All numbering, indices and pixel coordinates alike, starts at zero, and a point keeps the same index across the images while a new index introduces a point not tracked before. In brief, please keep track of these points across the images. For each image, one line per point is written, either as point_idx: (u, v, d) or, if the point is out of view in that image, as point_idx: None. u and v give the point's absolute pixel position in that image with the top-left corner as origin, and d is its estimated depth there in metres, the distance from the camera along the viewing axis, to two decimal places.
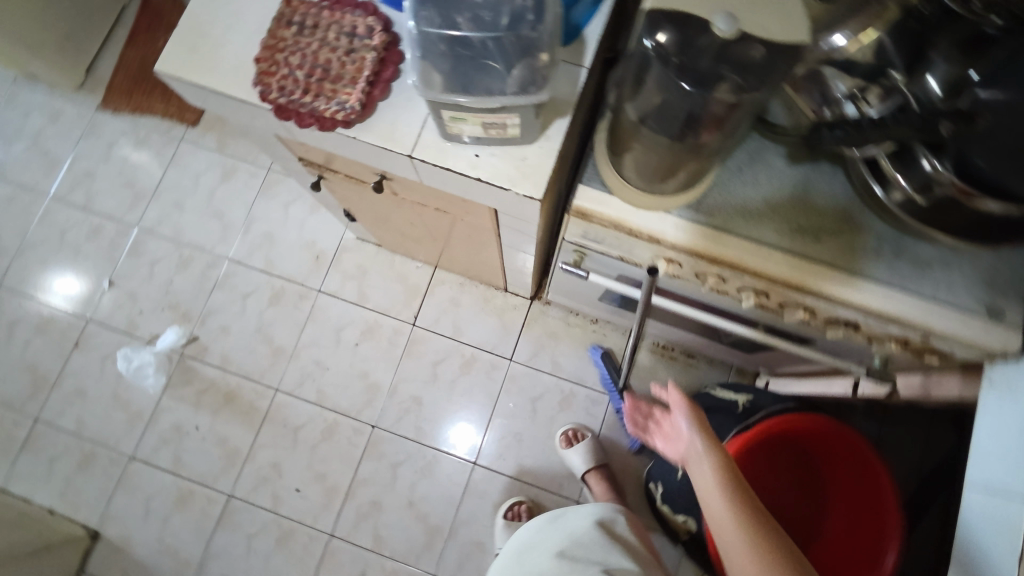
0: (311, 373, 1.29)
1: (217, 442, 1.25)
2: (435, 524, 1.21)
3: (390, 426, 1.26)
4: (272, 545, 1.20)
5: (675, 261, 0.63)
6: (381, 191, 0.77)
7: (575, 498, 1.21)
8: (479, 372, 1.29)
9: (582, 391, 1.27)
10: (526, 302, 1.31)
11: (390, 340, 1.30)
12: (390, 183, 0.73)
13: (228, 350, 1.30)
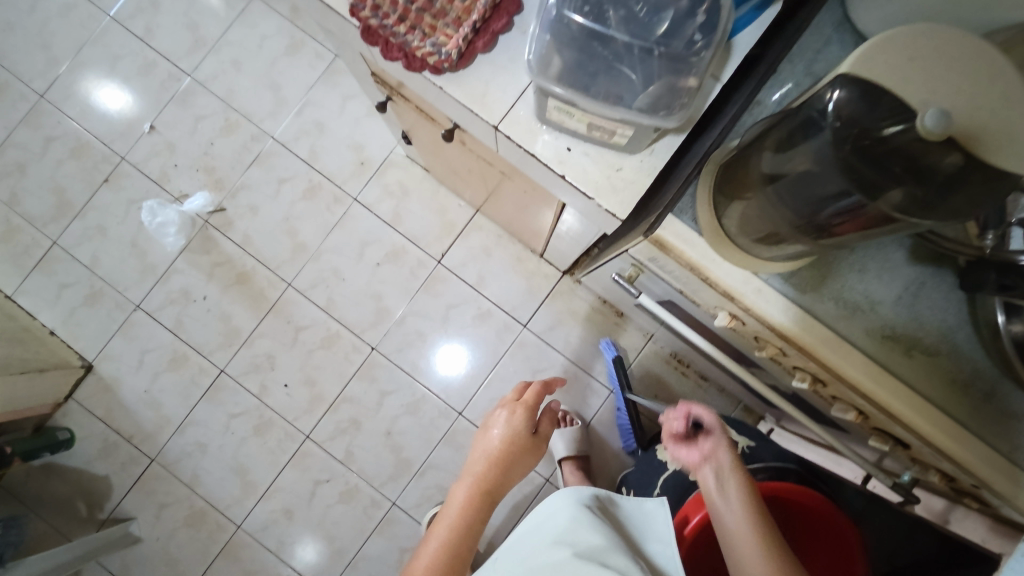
0: (326, 278, 1.26)
1: (220, 317, 1.25)
2: (406, 458, 1.23)
3: (389, 354, 1.25)
4: (249, 430, 1.23)
5: (741, 319, 0.57)
6: (448, 137, 0.70)
7: (546, 476, 1.22)
8: (491, 328, 1.25)
9: (584, 378, 1.24)
10: (558, 273, 1.26)
11: (411, 269, 1.26)
12: (462, 134, 0.66)
13: (252, 230, 1.27)
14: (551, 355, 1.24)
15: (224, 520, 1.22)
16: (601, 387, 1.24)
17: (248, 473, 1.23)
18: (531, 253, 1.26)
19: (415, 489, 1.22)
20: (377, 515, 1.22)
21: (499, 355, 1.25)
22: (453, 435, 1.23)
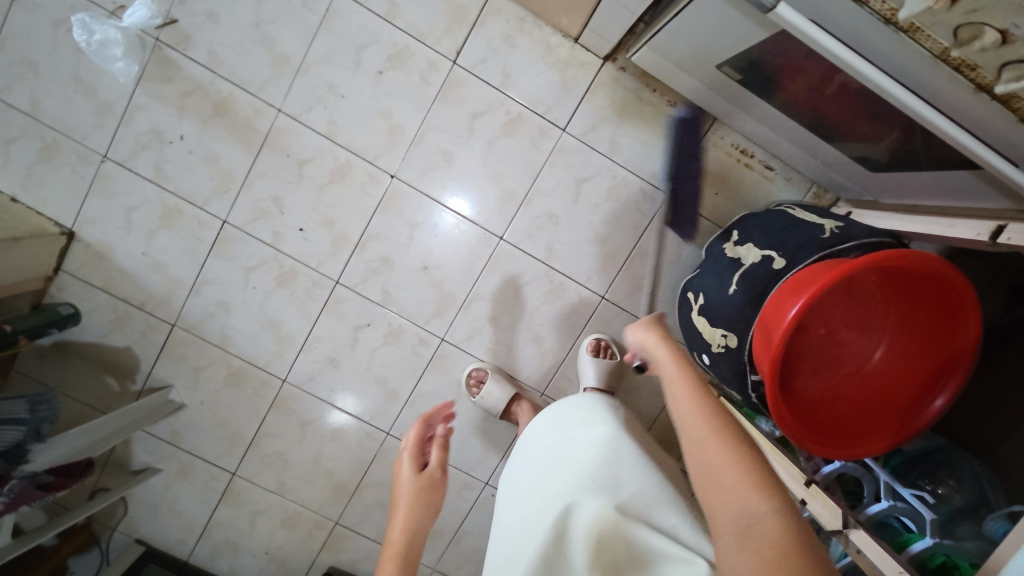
0: (322, 97, 1.05)
1: (207, 159, 1.07)
2: (449, 292, 1.14)
3: (412, 181, 1.09)
4: (272, 282, 1.12)
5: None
6: None
7: (601, 293, 1.15)
8: (524, 137, 1.08)
9: (635, 183, 1.10)
10: (597, 61, 1.05)
11: (422, 75, 1.05)
12: None
13: (217, 45, 1.02)
14: (596, 160, 1.09)
15: (267, 376, 1.16)
16: (655, 190, 1.11)
17: (281, 327, 1.14)
18: (564, 39, 1.04)
19: (463, 322, 1.15)
20: (427, 352, 1.16)
21: (537, 168, 1.09)
22: (496, 262, 1.12)
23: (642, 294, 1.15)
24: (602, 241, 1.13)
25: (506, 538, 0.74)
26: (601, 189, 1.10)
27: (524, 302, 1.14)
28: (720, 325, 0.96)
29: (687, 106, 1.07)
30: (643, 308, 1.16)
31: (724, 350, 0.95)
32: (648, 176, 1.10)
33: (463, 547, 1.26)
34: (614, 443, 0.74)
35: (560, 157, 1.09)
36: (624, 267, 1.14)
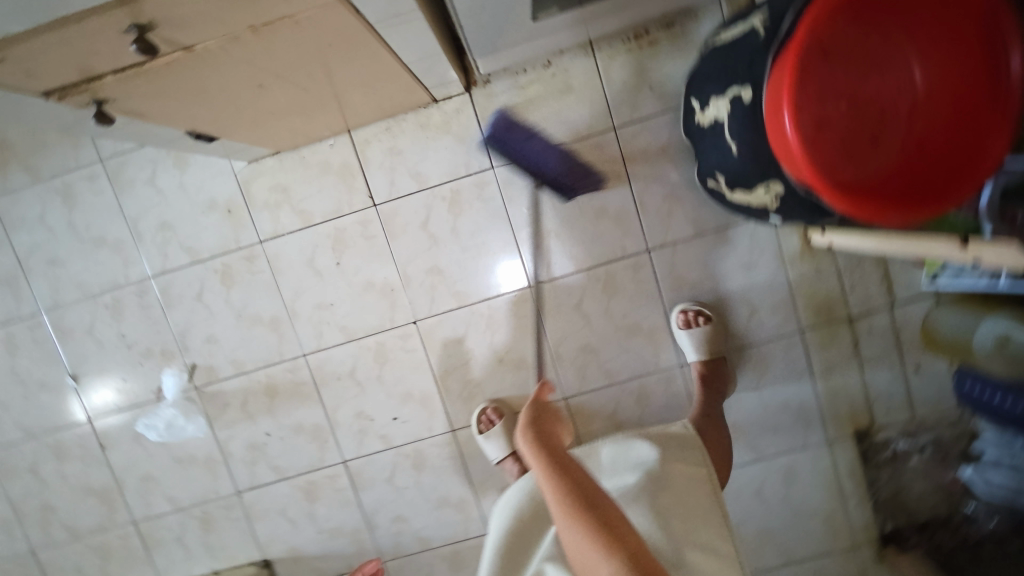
0: (320, 319, 1.13)
1: (295, 432, 1.17)
2: (534, 361, 1.13)
3: (430, 311, 1.12)
4: (413, 472, 1.17)
5: None
6: (171, 57, 0.52)
7: (644, 248, 1.09)
8: (471, 201, 1.08)
9: (582, 146, 1.06)
10: (465, 95, 1.05)
11: (364, 237, 1.10)
12: (162, 32, 0.49)
13: (230, 354, 1.14)
14: None
15: (475, 541, 1.20)
16: (601, 135, 1.06)
17: (449, 498, 1.18)
18: (427, 108, 1.06)
19: (566, 371, 1.13)
20: (564, 418, 1.15)
21: (502, 212, 1.09)
22: (545, 305, 1.11)
23: (677, 217, 1.07)
24: (603, 211, 1.08)
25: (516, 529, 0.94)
26: None
27: (594, 314, 1.11)
28: (754, 186, 0.88)
29: (560, 53, 1.03)
30: (689, 225, 1.08)
31: (778, 202, 0.87)
32: (585, 131, 1.06)
33: (746, 538, 1.17)
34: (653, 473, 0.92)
35: (510, 187, 1.08)
36: (641, 212, 1.08)
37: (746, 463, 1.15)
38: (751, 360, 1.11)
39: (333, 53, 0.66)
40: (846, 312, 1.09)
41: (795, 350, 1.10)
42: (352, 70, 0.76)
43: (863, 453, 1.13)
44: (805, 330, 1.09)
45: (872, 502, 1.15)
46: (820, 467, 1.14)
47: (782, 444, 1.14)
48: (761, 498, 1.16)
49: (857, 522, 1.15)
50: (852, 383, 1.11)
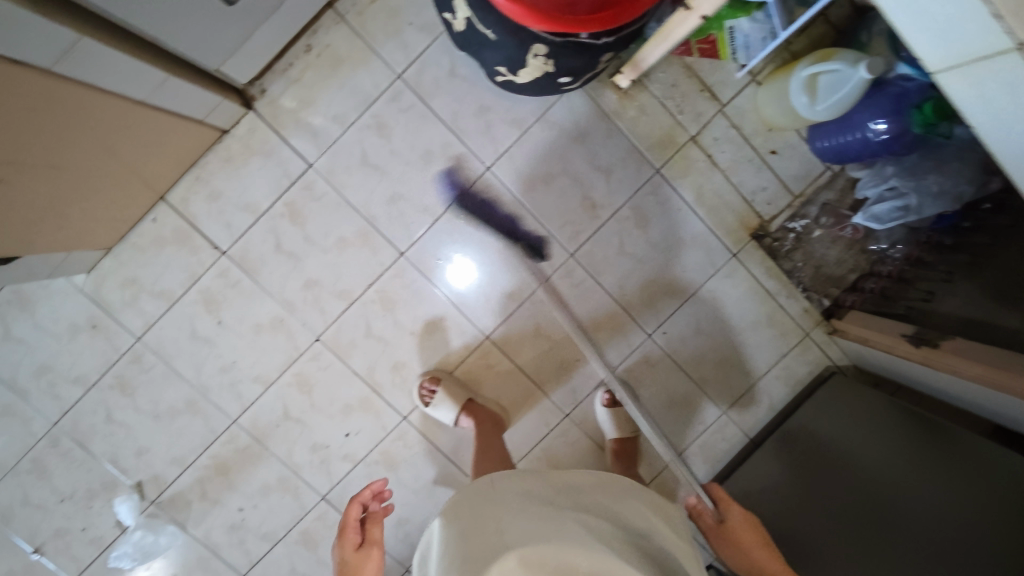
0: (231, 380, 1.12)
1: (265, 493, 1.16)
2: (443, 319, 1.14)
3: (326, 322, 1.12)
4: (391, 473, 1.18)
5: None
6: None
7: (484, 167, 1.10)
8: (309, 205, 1.08)
9: (379, 106, 1.07)
10: (250, 112, 1.05)
11: (230, 286, 1.09)
12: None
13: (168, 453, 1.13)
14: (347, 140, 1.07)
15: None
16: (391, 87, 1.06)
17: (435, 479, 1.19)
18: (222, 142, 1.05)
19: (476, 312, 1.14)
20: (497, 355, 1.16)
21: (341, 200, 1.09)
22: (425, 263, 1.12)
23: (497, 125, 1.09)
24: (430, 154, 1.09)
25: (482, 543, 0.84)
26: (377, 142, 1.08)
27: (473, 249, 1.12)
28: (525, 59, 0.90)
29: (314, 33, 1.04)
30: (511, 127, 1.09)
31: (551, 61, 0.89)
32: (375, 91, 1.06)
33: (711, 378, 1.20)
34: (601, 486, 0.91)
35: (335, 173, 1.08)
36: (463, 138, 1.09)
37: (675, 311, 1.17)
38: (630, 218, 1.13)
39: (59, 122, 0.70)
40: (687, 134, 1.11)
41: (663, 190, 1.13)
42: (100, 136, 0.79)
43: (769, 249, 1.17)
44: (661, 168, 1.12)
45: (800, 287, 1.18)
46: (740, 280, 1.17)
47: (696, 278, 1.16)
48: (704, 334, 1.18)
49: (797, 312, 1.19)
50: (727, 193, 1.14)
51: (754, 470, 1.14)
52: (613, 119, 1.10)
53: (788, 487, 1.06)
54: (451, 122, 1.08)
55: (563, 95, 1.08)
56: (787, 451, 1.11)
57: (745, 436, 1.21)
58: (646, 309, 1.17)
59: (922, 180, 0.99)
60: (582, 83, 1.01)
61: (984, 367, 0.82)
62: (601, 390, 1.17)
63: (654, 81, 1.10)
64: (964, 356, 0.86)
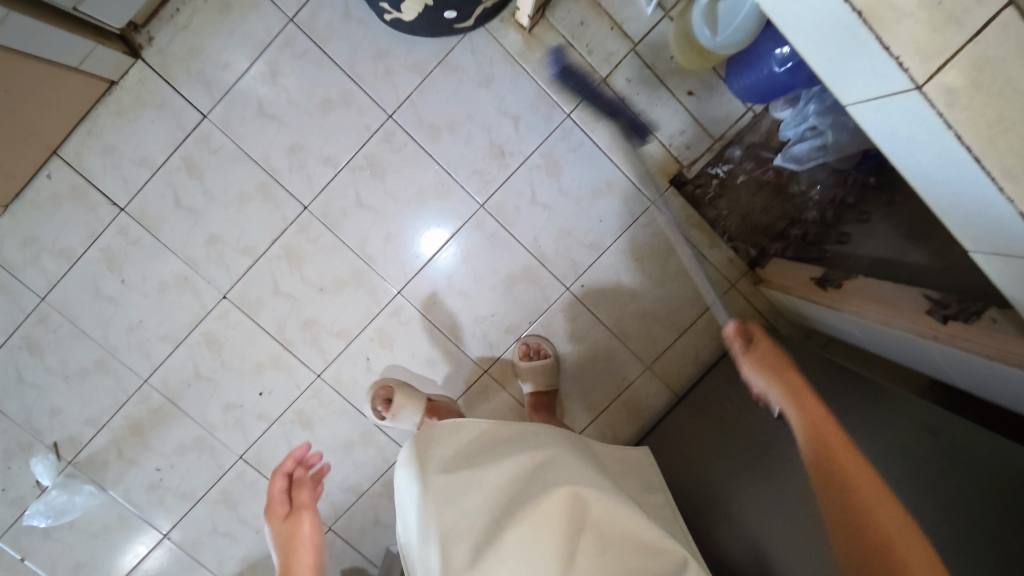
0: (140, 339, 1.11)
1: (181, 453, 1.15)
2: (352, 275, 1.11)
3: (231, 279, 1.10)
4: (308, 433, 1.16)
5: None
6: None
7: (387, 114, 1.06)
8: (206, 158, 1.06)
9: (272, 52, 1.03)
10: (139, 63, 1.02)
11: (131, 243, 1.08)
12: None
13: (81, 413, 1.13)
14: (242, 90, 1.04)
15: None
16: (283, 32, 1.03)
17: (353, 437, 1.17)
18: (112, 94, 1.02)
19: (385, 266, 1.11)
20: (409, 311, 1.13)
21: (239, 152, 1.06)
22: (329, 217, 1.09)
23: (396, 70, 1.05)
24: (328, 102, 1.05)
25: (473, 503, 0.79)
26: (271, 90, 1.04)
27: (379, 202, 1.09)
28: None
29: None
30: (412, 72, 1.05)
31: None
32: (267, 37, 1.03)
33: (632, 332, 1.16)
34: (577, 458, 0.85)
35: (231, 124, 1.05)
36: (362, 85, 1.05)
37: (593, 263, 1.13)
38: (541, 165, 1.09)
39: None
40: (597, 75, 1.07)
41: (574, 135, 1.08)
42: None
43: (691, 197, 1.12)
44: (572, 112, 1.07)
45: (725, 237, 1.13)
46: (660, 230, 1.12)
47: (613, 227, 1.12)
48: (625, 287, 1.14)
49: (722, 262, 1.14)
50: (642, 137, 1.09)
51: (676, 424, 1.12)
52: (520, 62, 1.06)
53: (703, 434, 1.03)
54: (349, 68, 1.04)
55: (463, 36, 1.03)
56: (709, 405, 1.08)
57: (671, 391, 1.18)
58: (562, 261, 1.13)
59: (841, 117, 0.91)
60: (474, 23, 0.96)
61: (879, 308, 0.76)
62: (518, 344, 1.14)
63: (560, 20, 1.05)
64: (863, 297, 0.80)
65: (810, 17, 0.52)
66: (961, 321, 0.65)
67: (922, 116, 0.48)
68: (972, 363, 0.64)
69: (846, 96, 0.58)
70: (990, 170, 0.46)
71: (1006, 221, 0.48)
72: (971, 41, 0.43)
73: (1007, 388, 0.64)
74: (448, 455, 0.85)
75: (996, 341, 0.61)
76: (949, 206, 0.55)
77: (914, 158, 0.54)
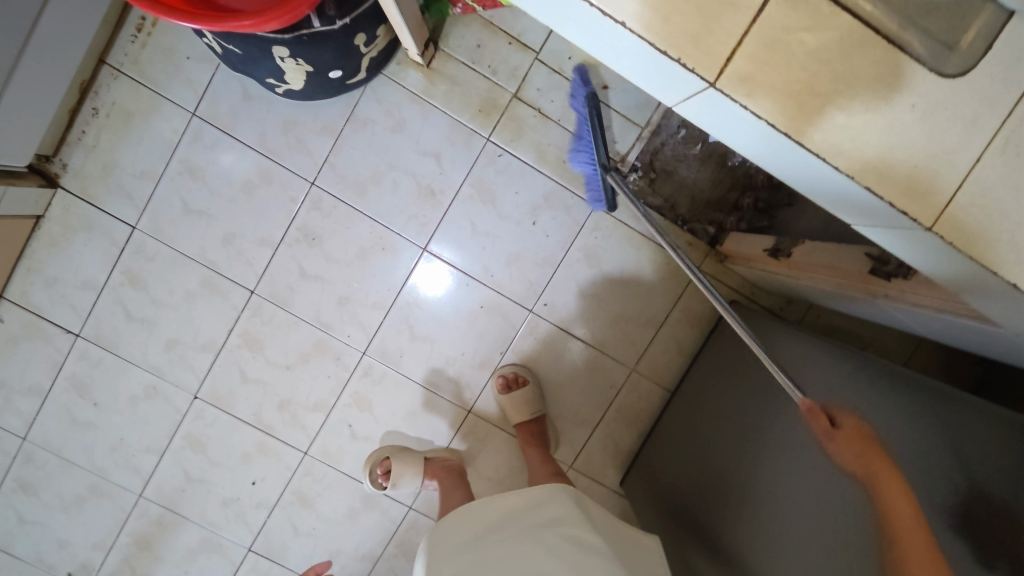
0: (126, 456, 1.11)
1: (192, 557, 1.14)
2: (315, 346, 1.10)
3: (198, 378, 1.09)
4: (310, 511, 1.14)
5: None
6: None
7: (310, 180, 1.05)
8: (145, 267, 1.06)
9: (183, 149, 1.03)
10: (61, 192, 1.03)
11: (94, 365, 1.08)
12: None
13: (87, 540, 1.13)
14: (164, 192, 1.04)
15: (408, 522, 1.16)
16: (189, 127, 1.03)
17: (355, 506, 1.15)
18: (41, 227, 1.03)
19: (345, 330, 1.10)
20: (379, 369, 1.11)
21: (176, 254, 1.06)
22: (278, 295, 1.08)
23: (308, 137, 1.04)
24: (250, 184, 1.05)
25: (475, 556, 0.80)
26: (192, 186, 1.04)
27: (323, 269, 1.08)
28: (277, 66, 0.84)
29: (96, 94, 1.01)
30: (324, 135, 1.04)
31: (303, 61, 0.83)
32: (175, 135, 1.03)
33: (607, 340, 1.12)
34: (576, 528, 0.80)
35: (162, 228, 1.05)
36: (278, 159, 1.04)
37: (550, 280, 1.10)
38: (473, 195, 1.07)
39: None
40: (507, 93, 1.04)
41: (499, 157, 1.06)
42: None
43: (632, 190, 1.08)
44: (490, 135, 1.05)
45: (678, 222, 1.08)
46: (609, 231, 1.08)
47: (562, 239, 1.08)
48: (588, 296, 1.10)
49: (681, 248, 1.09)
50: (568, 144, 1.06)
51: (672, 424, 1.07)
52: (427, 99, 1.04)
53: (710, 412, 0.98)
54: (261, 146, 1.04)
55: (363, 88, 1.02)
56: (701, 396, 1.03)
57: (662, 388, 1.14)
58: (519, 285, 1.10)
59: None
60: (366, 74, 0.95)
61: (828, 273, 0.72)
62: (495, 378, 1.11)
63: (455, 48, 1.02)
64: (811, 265, 0.76)
65: (588, 30, 0.49)
66: (904, 275, 0.60)
67: (732, 111, 0.45)
68: (930, 317, 0.60)
69: (665, 98, 0.53)
70: (813, 150, 0.44)
71: (856, 195, 0.46)
72: (754, 23, 0.42)
73: (975, 338, 0.60)
74: (441, 545, 0.84)
75: (939, 295, 0.56)
76: (799, 183, 0.52)
77: (749, 145, 0.52)
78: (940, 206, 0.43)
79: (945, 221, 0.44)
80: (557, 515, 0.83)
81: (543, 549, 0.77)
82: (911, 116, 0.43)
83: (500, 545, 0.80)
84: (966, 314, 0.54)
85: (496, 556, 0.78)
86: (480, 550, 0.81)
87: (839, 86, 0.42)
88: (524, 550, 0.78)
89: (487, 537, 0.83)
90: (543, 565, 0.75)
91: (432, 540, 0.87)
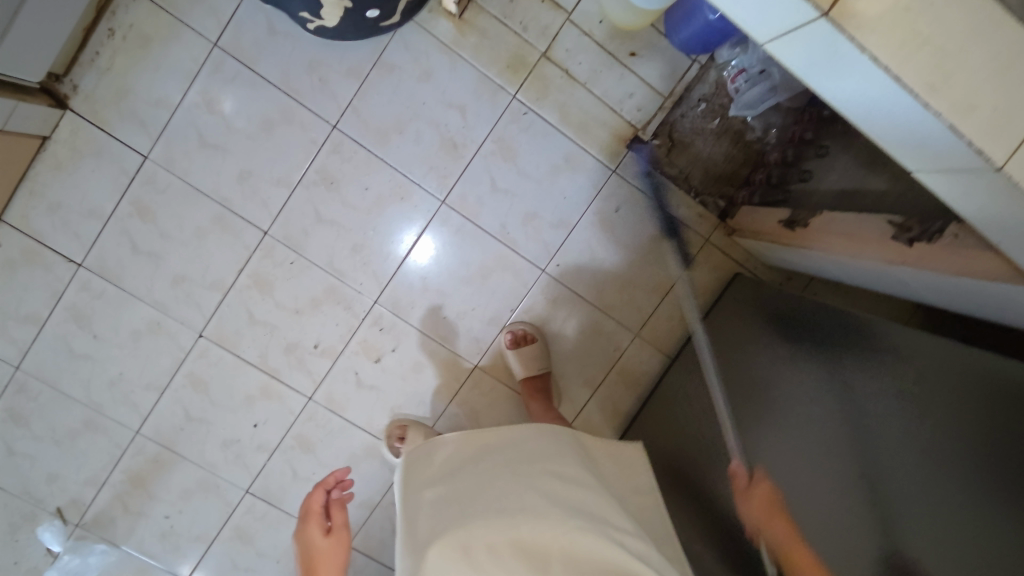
0: (124, 390, 1.09)
1: (187, 496, 1.14)
2: (326, 292, 1.10)
3: (204, 316, 1.08)
4: (310, 456, 1.15)
5: None
6: None
7: (333, 122, 1.04)
8: (155, 199, 1.03)
9: (203, 80, 1.01)
10: (71, 115, 0.99)
11: (96, 297, 1.05)
12: None
13: (78, 474, 1.11)
14: (180, 124, 1.01)
15: None
16: (210, 58, 1.00)
17: (356, 453, 1.16)
18: (47, 149, 0.99)
19: (357, 276, 1.10)
20: (389, 319, 1.12)
21: (188, 188, 1.03)
22: (291, 237, 1.07)
23: (333, 79, 1.03)
24: (269, 122, 1.03)
25: (452, 486, 0.82)
26: (209, 119, 1.02)
27: (339, 214, 1.07)
28: None
29: (113, 14, 0.97)
30: (349, 79, 1.03)
31: None
32: (195, 65, 1.00)
33: (614, 303, 1.15)
34: (561, 462, 0.83)
35: (175, 161, 1.02)
36: (300, 99, 1.03)
37: (564, 241, 1.12)
38: (496, 151, 1.07)
39: None
40: (537, 51, 1.05)
41: (524, 116, 1.07)
42: None
43: (650, 159, 1.10)
44: (517, 93, 1.06)
45: (691, 193, 1.12)
46: (625, 197, 1.11)
47: (579, 202, 1.11)
48: (599, 259, 1.13)
49: (693, 219, 1.13)
50: (592, 107, 1.07)
51: (672, 387, 1.11)
52: (457, 51, 1.04)
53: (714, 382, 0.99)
54: (284, 85, 1.02)
55: (393, 33, 1.01)
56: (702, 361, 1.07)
57: (663, 354, 1.18)
58: (534, 244, 1.11)
59: None
60: (400, 17, 0.94)
61: (846, 242, 0.77)
62: (504, 334, 1.13)
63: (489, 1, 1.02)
64: (828, 234, 0.80)
65: None
66: (927, 240, 0.64)
67: (834, 43, 0.48)
68: (944, 282, 0.65)
69: (762, 33, 0.56)
70: (910, 86, 0.47)
71: (933, 137, 0.49)
72: None
73: (987, 302, 0.65)
74: (421, 469, 0.87)
75: (959, 260, 0.61)
76: (876, 129, 0.55)
77: (835, 87, 0.54)
78: (1011, 148, 0.47)
79: (1016, 163, 0.47)
80: (548, 450, 0.85)
81: (529, 483, 0.79)
82: (990, 69, 0.46)
83: (479, 477, 0.82)
84: (983, 277, 0.59)
85: (472, 488, 0.80)
86: (458, 480, 0.83)
87: (934, 29, 0.46)
88: (507, 483, 0.80)
89: (466, 467, 0.85)
90: (528, 498, 0.77)
91: (408, 463, 0.89)
